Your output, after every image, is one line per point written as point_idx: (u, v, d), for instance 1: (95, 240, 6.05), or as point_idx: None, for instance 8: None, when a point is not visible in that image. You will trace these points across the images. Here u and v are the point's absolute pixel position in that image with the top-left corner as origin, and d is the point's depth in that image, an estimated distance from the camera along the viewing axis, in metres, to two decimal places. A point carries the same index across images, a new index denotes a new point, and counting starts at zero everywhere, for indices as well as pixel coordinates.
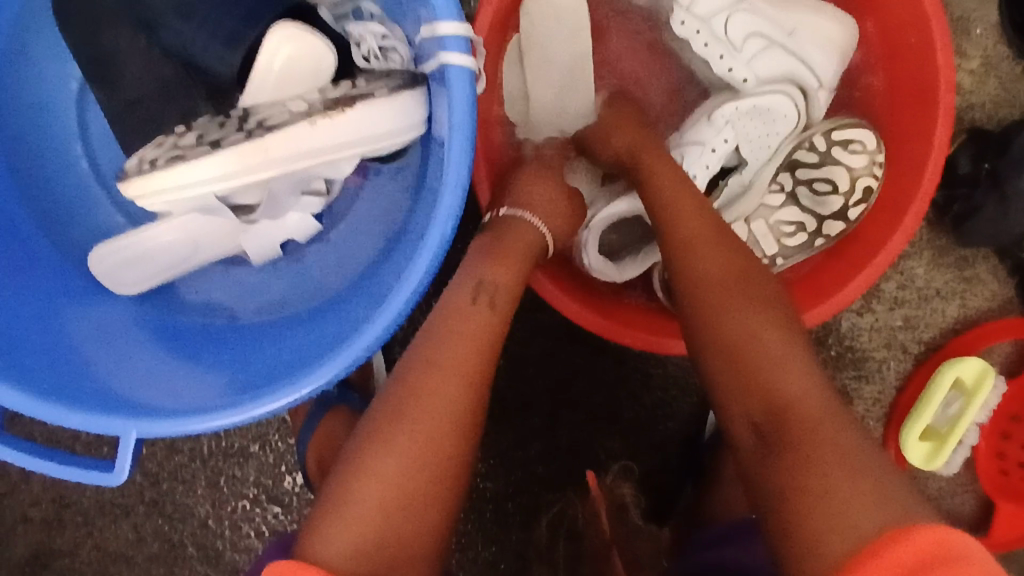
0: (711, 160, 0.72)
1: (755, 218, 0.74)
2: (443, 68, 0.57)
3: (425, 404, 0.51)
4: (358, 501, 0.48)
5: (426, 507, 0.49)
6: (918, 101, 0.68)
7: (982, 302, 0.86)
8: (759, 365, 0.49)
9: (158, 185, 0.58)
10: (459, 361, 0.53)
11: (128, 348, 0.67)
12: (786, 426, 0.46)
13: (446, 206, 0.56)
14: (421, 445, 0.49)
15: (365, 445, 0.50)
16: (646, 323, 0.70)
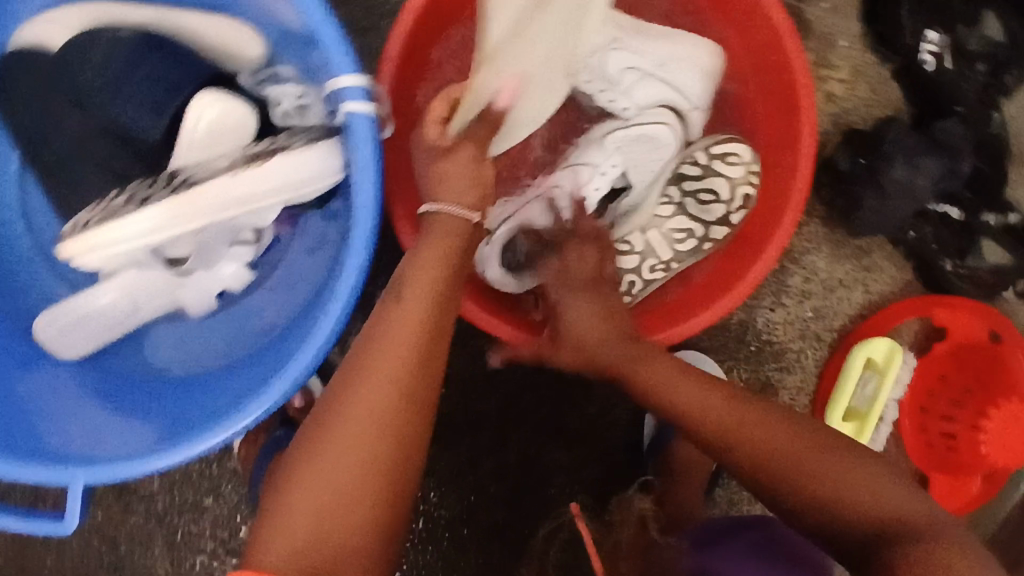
0: (600, 183, 0.77)
1: (649, 228, 0.80)
2: (347, 115, 0.62)
3: (351, 412, 0.53)
4: (292, 503, 0.51)
5: (360, 500, 0.51)
6: (784, 105, 0.75)
7: (884, 286, 0.93)
8: (802, 479, 0.56)
9: (88, 243, 0.61)
10: (389, 363, 0.54)
11: (78, 405, 0.71)
12: (839, 499, 0.54)
13: (360, 237, 0.61)
14: (347, 450, 0.51)
15: (301, 451, 0.53)
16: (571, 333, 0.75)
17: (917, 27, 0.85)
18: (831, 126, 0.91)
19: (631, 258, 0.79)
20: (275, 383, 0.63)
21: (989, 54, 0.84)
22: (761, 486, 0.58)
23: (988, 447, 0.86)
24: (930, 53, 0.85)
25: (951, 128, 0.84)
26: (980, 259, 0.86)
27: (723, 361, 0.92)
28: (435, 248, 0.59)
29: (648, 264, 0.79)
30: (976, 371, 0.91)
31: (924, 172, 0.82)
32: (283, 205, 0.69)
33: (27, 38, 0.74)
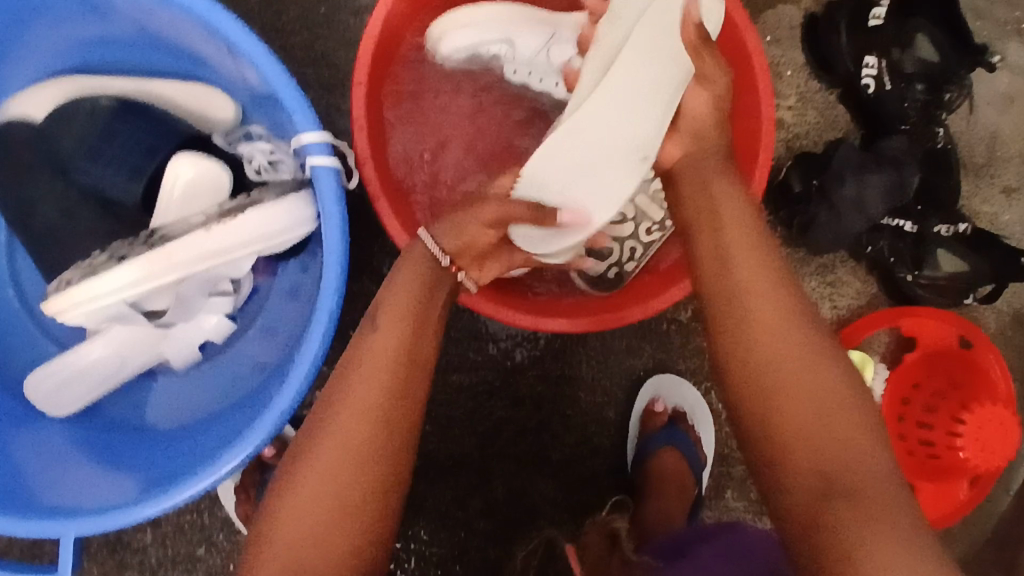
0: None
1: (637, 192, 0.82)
2: (312, 169, 0.66)
3: (331, 445, 0.55)
4: (279, 529, 0.53)
5: (341, 524, 0.53)
6: (748, 149, 0.79)
7: (851, 300, 0.96)
8: (799, 400, 0.51)
9: (73, 299, 0.65)
10: (364, 397, 0.56)
11: (68, 461, 0.74)
12: (820, 452, 0.49)
13: (330, 281, 0.65)
14: (328, 481, 0.54)
15: (288, 477, 0.56)
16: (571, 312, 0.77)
17: (855, 53, 0.90)
18: (785, 150, 0.96)
19: (625, 227, 0.82)
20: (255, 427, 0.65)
21: (925, 75, 0.89)
22: (750, 398, 0.53)
23: (967, 451, 0.87)
24: (871, 77, 0.90)
25: (896, 145, 0.88)
26: (936, 268, 0.89)
27: (700, 383, 0.94)
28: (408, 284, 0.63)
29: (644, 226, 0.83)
30: (951, 375, 0.94)
31: (873, 187, 0.86)
32: (257, 255, 0.73)
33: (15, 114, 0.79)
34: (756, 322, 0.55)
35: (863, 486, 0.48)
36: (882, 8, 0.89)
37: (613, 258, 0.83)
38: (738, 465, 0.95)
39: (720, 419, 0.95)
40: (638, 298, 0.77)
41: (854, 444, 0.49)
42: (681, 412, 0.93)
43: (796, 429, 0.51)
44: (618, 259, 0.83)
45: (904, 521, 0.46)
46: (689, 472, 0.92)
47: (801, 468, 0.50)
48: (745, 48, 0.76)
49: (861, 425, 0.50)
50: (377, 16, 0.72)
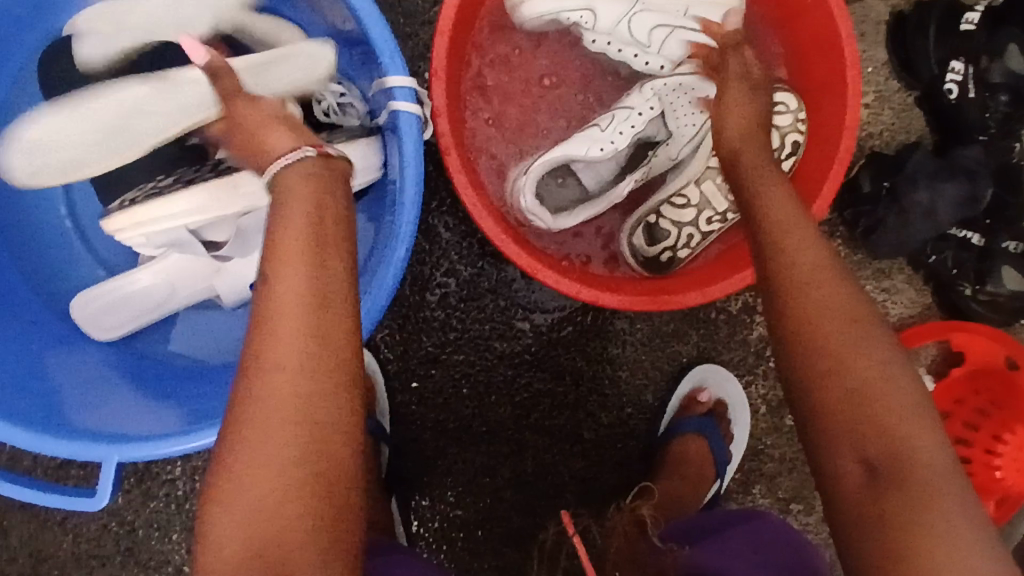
0: (635, 121, 0.78)
1: (704, 180, 0.80)
2: (394, 115, 0.65)
3: (258, 403, 0.45)
4: (223, 517, 0.44)
5: (298, 504, 0.44)
6: (827, 140, 0.77)
7: (903, 309, 0.95)
8: (836, 366, 0.50)
9: (133, 219, 0.64)
10: (285, 340, 0.46)
11: (111, 387, 0.73)
12: (868, 429, 0.48)
13: (401, 232, 0.63)
14: (263, 454, 0.44)
15: (224, 447, 0.46)
16: (628, 288, 0.75)
17: (943, 56, 0.87)
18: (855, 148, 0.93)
19: (687, 213, 0.80)
20: None
21: (1011, 86, 0.84)
22: (793, 358, 0.52)
23: (1003, 471, 0.88)
24: (954, 83, 0.87)
25: (972, 156, 0.86)
26: (999, 285, 0.87)
27: (741, 375, 0.93)
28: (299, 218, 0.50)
29: (704, 216, 0.80)
30: (990, 394, 0.92)
31: (945, 196, 0.84)
32: None
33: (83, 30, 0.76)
34: (801, 311, 0.52)
35: (902, 483, 0.47)
36: (976, 13, 0.86)
37: (667, 242, 0.80)
38: (770, 462, 0.94)
39: (757, 414, 0.94)
40: (693, 284, 0.74)
41: (894, 433, 0.48)
42: (722, 405, 0.92)
43: (852, 416, 0.48)
44: (672, 244, 0.80)
45: (938, 522, 0.45)
46: (710, 468, 0.89)
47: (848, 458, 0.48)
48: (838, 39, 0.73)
49: (904, 415, 0.48)
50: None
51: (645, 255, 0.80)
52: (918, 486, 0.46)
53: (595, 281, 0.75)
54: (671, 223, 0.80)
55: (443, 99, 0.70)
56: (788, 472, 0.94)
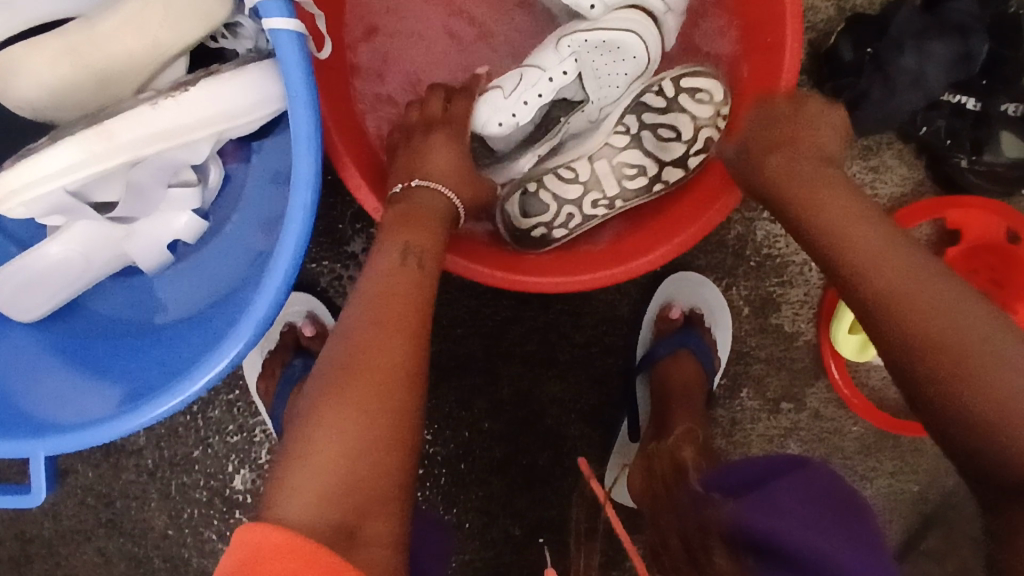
0: (544, 88, 0.69)
1: (598, 157, 0.74)
2: (270, 34, 0.53)
3: (372, 359, 0.52)
4: (320, 450, 0.49)
5: (386, 447, 0.50)
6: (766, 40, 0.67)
7: (894, 188, 0.87)
8: (901, 298, 0.50)
9: (6, 189, 0.57)
10: (394, 312, 0.55)
11: (36, 370, 0.68)
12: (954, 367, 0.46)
13: (303, 174, 0.55)
14: (358, 404, 0.50)
15: (324, 395, 0.51)
16: (537, 266, 0.70)
17: None
18: (835, 12, 0.82)
19: (573, 188, 0.74)
20: (233, 336, 0.58)
21: None
22: (867, 296, 0.51)
23: None
24: None
25: (967, 6, 0.74)
26: (998, 153, 0.78)
27: (719, 280, 0.87)
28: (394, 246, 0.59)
29: (591, 198, 0.74)
30: (989, 270, 0.85)
31: (935, 58, 0.74)
32: (217, 138, 0.62)
33: None
34: (835, 243, 0.54)
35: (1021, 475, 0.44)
36: None
37: (544, 217, 0.74)
38: (756, 363, 0.89)
39: (740, 317, 0.88)
40: (650, 243, 0.70)
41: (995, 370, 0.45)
42: (698, 314, 0.87)
43: (945, 371, 0.46)
44: (548, 220, 0.74)
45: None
46: (704, 376, 0.85)
47: (947, 403, 0.46)
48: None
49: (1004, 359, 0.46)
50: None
51: (518, 226, 0.75)
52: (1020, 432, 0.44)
53: (509, 262, 0.70)
54: (552, 196, 0.74)
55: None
56: (776, 372, 0.89)
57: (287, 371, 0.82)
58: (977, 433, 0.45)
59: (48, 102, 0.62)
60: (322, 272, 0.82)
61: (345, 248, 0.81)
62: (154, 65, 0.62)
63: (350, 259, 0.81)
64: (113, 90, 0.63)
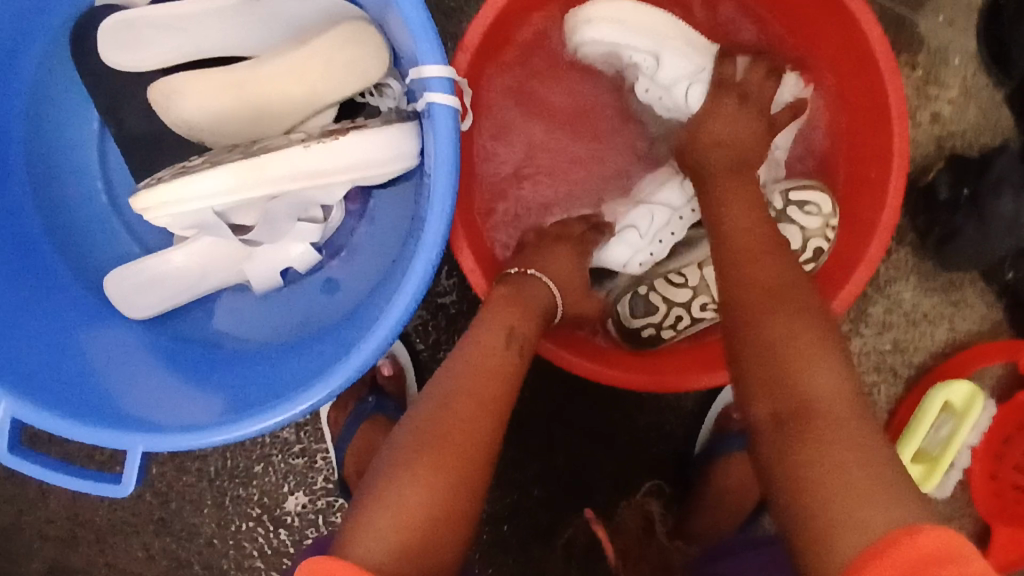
0: (675, 228, 0.76)
1: (707, 264, 0.76)
2: (429, 107, 0.61)
3: (458, 432, 0.55)
4: (399, 513, 0.50)
5: (457, 521, 0.52)
6: (874, 168, 0.71)
7: (972, 325, 0.88)
8: (753, 300, 0.55)
9: (159, 199, 0.62)
10: (485, 391, 0.58)
11: (138, 369, 0.72)
12: (769, 358, 0.51)
13: (432, 233, 0.60)
14: (443, 473, 0.52)
15: (407, 459, 0.53)
16: (636, 363, 0.72)
17: None
18: (934, 149, 0.86)
19: (682, 293, 0.76)
20: (338, 369, 0.62)
21: None
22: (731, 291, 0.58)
23: None
24: None
25: None
26: None
27: None
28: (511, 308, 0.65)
29: (701, 302, 0.76)
30: None
31: None
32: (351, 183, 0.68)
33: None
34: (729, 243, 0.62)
35: (802, 420, 0.47)
36: None
37: (654, 318, 0.76)
38: None
39: None
40: None
41: (801, 327, 0.52)
42: None
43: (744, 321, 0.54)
44: (658, 322, 0.76)
45: (831, 418, 0.47)
46: (757, 485, 0.85)
47: (756, 349, 0.52)
48: (875, 60, 0.67)
49: (801, 327, 0.52)
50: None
51: (627, 327, 0.77)
52: (806, 382, 0.49)
53: (602, 355, 0.73)
54: (662, 299, 0.76)
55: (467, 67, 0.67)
56: None
57: (359, 406, 0.85)
58: (765, 382, 0.50)
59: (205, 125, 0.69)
60: (409, 317, 0.86)
61: (436, 298, 0.85)
62: (308, 109, 0.69)
63: (437, 309, 0.85)
64: (266, 125, 0.69)
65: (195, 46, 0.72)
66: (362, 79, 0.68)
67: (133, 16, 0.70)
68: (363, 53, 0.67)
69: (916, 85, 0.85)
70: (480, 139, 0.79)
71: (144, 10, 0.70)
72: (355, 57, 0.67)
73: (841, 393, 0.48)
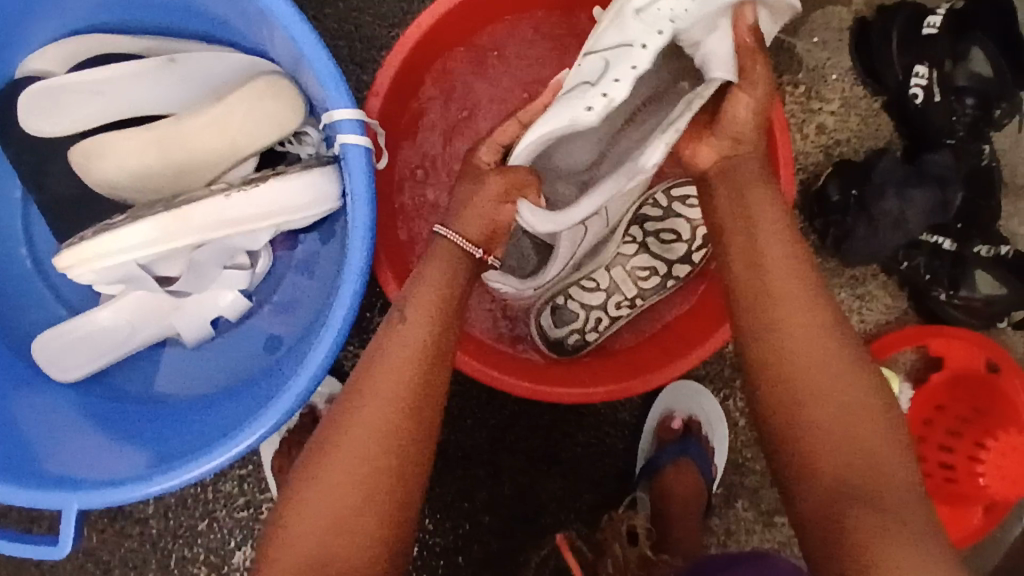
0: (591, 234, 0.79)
1: (613, 266, 0.82)
2: (342, 147, 0.64)
3: (361, 424, 0.57)
4: (310, 514, 0.55)
5: (368, 508, 0.55)
6: None
7: (880, 315, 0.93)
8: (791, 352, 0.56)
9: (82, 255, 0.64)
10: (389, 379, 0.58)
11: (69, 431, 0.72)
12: (821, 416, 0.54)
13: (354, 268, 0.62)
14: (348, 470, 0.55)
15: (315, 458, 0.57)
16: (569, 378, 0.76)
17: (906, 62, 0.87)
18: (823, 157, 0.93)
19: (596, 296, 0.82)
20: (269, 409, 0.63)
21: (977, 90, 0.83)
22: (769, 342, 0.58)
23: (988, 478, 0.85)
24: (921, 87, 0.86)
25: (940, 159, 0.85)
26: (973, 290, 0.86)
27: (717, 391, 0.92)
28: (435, 276, 0.63)
29: (614, 301, 0.82)
30: (973, 400, 0.91)
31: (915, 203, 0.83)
32: (275, 229, 0.71)
33: (33, 70, 0.75)
34: (770, 294, 0.59)
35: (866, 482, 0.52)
36: (938, 16, 0.85)
37: (575, 324, 0.82)
38: (750, 475, 0.92)
39: (736, 428, 0.92)
40: (671, 357, 0.76)
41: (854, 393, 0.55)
42: (696, 422, 0.91)
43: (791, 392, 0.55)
44: (581, 327, 0.82)
45: (888, 481, 0.52)
46: (702, 486, 0.88)
47: (805, 421, 0.54)
48: None
49: (854, 387, 0.55)
50: (439, 4, 0.71)
51: (553, 337, 0.82)
52: (859, 444, 0.53)
53: (533, 372, 0.76)
54: (580, 305, 0.82)
55: (378, 113, 0.71)
56: (769, 485, 0.92)
57: (303, 450, 0.85)
58: (813, 456, 0.53)
59: (128, 182, 0.72)
60: (346, 356, 0.87)
61: (370, 335, 0.87)
62: (229, 160, 0.71)
63: None
64: (189, 179, 0.72)
65: (112, 107, 0.74)
66: (279, 129, 0.71)
67: (52, 85, 0.72)
68: (278, 105, 0.70)
69: (800, 101, 0.92)
70: (399, 178, 0.82)
71: (62, 77, 0.72)
72: (275, 111, 0.70)
73: (893, 455, 0.53)
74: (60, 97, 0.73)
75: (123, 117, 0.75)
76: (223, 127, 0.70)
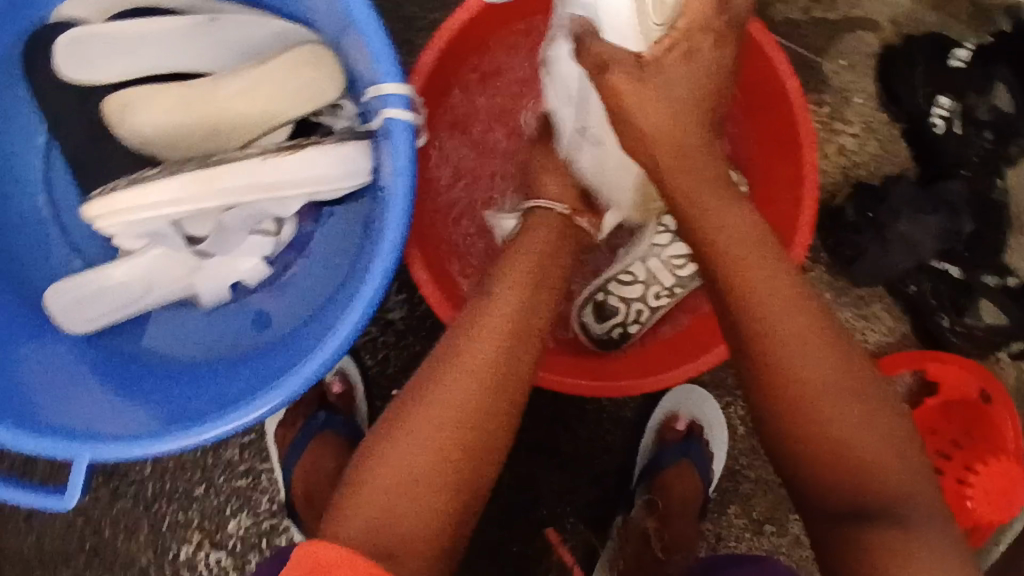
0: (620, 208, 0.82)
1: (648, 257, 0.83)
2: (386, 122, 0.63)
3: (444, 399, 0.56)
4: (374, 484, 0.53)
5: (439, 484, 0.53)
6: (788, 175, 0.78)
7: (881, 337, 0.95)
8: (798, 378, 0.53)
9: (113, 207, 0.63)
10: (475, 354, 0.58)
11: (82, 386, 0.71)
12: (841, 436, 0.52)
13: (389, 243, 0.62)
14: (422, 445, 0.54)
15: (388, 429, 0.56)
16: (587, 369, 0.76)
17: (930, 91, 0.90)
18: (840, 177, 0.94)
19: (632, 289, 0.83)
20: (291, 377, 0.63)
21: (996, 123, 0.88)
22: (770, 363, 0.54)
23: (975, 501, 0.87)
24: (941, 117, 0.89)
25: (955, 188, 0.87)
26: (977, 317, 0.90)
27: (721, 397, 0.93)
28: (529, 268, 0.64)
29: (653, 291, 0.83)
30: (965, 423, 0.93)
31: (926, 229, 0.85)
32: (306, 198, 0.71)
33: (68, 16, 0.73)
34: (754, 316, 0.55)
35: (888, 502, 0.50)
36: (965, 51, 0.89)
37: (618, 318, 0.83)
38: (746, 482, 0.94)
39: (735, 435, 0.94)
40: (689, 356, 0.76)
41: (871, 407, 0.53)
42: (698, 425, 0.91)
43: (809, 420, 0.52)
44: (623, 320, 0.83)
45: (919, 499, 0.51)
46: (701, 489, 0.88)
47: (823, 438, 0.52)
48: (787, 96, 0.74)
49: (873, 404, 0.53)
50: None
51: (599, 333, 0.83)
52: (876, 462, 0.51)
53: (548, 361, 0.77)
54: (619, 299, 0.83)
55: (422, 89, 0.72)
56: (763, 493, 0.94)
57: (308, 422, 0.85)
58: (838, 473, 0.51)
59: (159, 139, 0.71)
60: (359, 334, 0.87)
61: (385, 313, 0.87)
62: (264, 126, 0.71)
63: (387, 324, 0.87)
64: (221, 141, 0.71)
65: (146, 62, 0.74)
66: (319, 99, 0.71)
67: (89, 32, 0.71)
68: (320, 75, 0.70)
69: (821, 121, 0.94)
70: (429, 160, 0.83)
71: (98, 27, 0.72)
72: (317, 81, 0.70)
73: (916, 473, 0.52)
74: (95, 47, 0.72)
75: (157, 72, 0.75)
76: (261, 93, 0.70)
